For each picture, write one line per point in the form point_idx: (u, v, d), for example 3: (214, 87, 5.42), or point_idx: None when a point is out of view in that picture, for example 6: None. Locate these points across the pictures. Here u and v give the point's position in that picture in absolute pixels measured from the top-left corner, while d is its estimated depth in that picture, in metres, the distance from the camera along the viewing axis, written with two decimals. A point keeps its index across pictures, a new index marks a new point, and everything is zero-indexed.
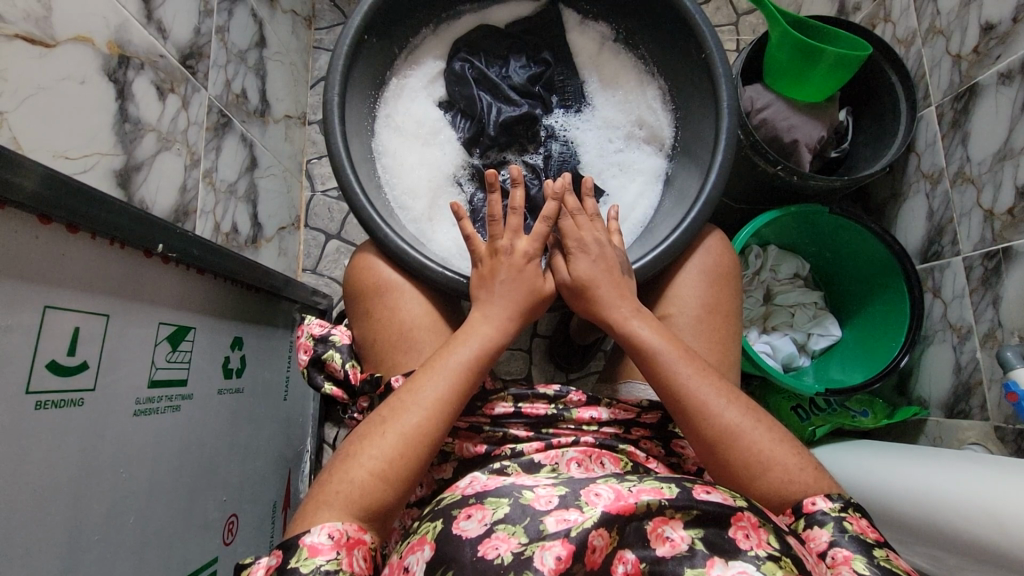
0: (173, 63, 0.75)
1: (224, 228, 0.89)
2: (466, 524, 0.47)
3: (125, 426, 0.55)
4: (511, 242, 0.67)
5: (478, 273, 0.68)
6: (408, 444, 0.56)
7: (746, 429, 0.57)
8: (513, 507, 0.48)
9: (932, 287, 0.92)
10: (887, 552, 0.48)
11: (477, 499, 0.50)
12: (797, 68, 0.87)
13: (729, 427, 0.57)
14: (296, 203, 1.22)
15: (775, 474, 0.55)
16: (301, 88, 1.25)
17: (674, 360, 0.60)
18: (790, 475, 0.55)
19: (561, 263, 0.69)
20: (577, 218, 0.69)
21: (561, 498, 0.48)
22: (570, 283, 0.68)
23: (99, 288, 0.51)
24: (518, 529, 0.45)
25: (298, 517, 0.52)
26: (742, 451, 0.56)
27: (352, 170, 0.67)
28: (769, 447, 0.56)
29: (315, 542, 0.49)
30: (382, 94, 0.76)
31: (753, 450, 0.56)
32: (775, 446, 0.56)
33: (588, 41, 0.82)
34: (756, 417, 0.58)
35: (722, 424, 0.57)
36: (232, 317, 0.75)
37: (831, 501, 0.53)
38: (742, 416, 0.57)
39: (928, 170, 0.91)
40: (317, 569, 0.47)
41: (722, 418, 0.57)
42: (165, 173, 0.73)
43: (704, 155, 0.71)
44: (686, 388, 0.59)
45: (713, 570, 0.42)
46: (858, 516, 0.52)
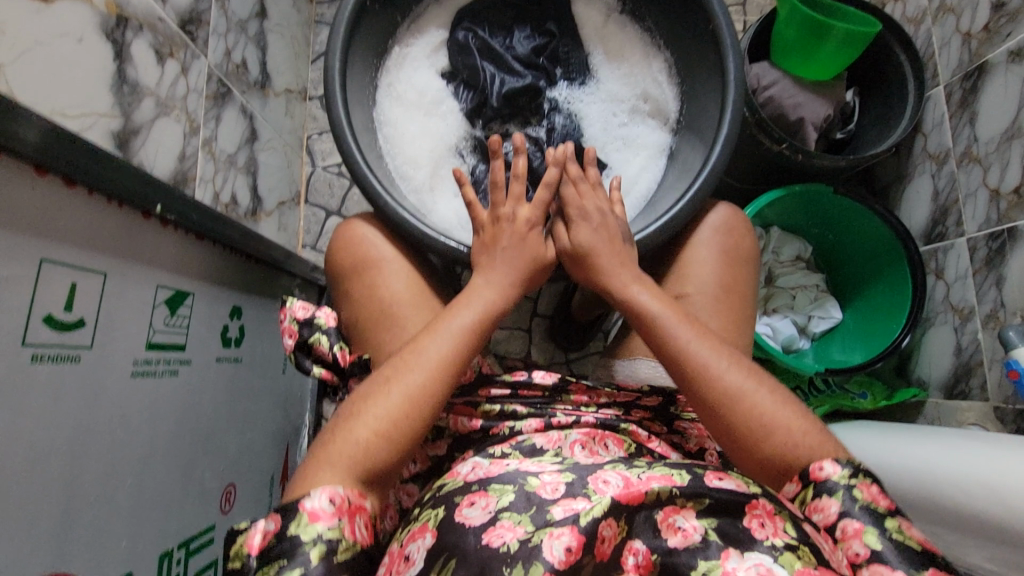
0: (172, 27, 0.74)
1: (223, 199, 0.88)
2: (469, 511, 0.48)
3: (122, 388, 0.54)
4: (512, 210, 0.67)
5: (479, 241, 0.67)
6: (410, 403, 0.55)
7: (747, 392, 0.56)
8: (517, 495, 0.49)
9: (935, 269, 0.92)
10: (901, 523, 0.47)
11: (480, 486, 0.51)
12: (806, 45, 0.87)
13: (733, 390, 0.56)
14: (297, 179, 1.21)
15: (778, 437, 0.54)
16: (302, 62, 1.24)
17: (673, 326, 0.61)
18: (794, 437, 0.53)
19: (561, 233, 0.69)
20: (578, 186, 0.69)
21: (567, 487, 0.49)
22: (571, 252, 0.68)
23: (98, 246, 0.50)
24: (523, 518, 0.46)
25: (297, 478, 0.52)
26: (743, 413, 0.55)
27: (353, 136, 0.67)
28: (770, 410, 0.55)
29: (315, 507, 0.48)
30: (385, 63, 0.76)
31: (755, 413, 0.55)
32: (778, 408, 0.55)
33: (593, 13, 0.81)
34: (757, 380, 0.57)
35: (721, 387, 0.56)
36: (231, 285, 0.75)
37: (841, 467, 0.50)
38: (743, 379, 0.57)
39: (934, 150, 0.90)
40: (317, 539, 0.46)
41: (721, 382, 0.57)
42: (164, 139, 0.73)
43: (708, 128, 0.71)
44: (685, 352, 0.59)
45: (728, 562, 0.42)
46: (870, 482, 0.49)
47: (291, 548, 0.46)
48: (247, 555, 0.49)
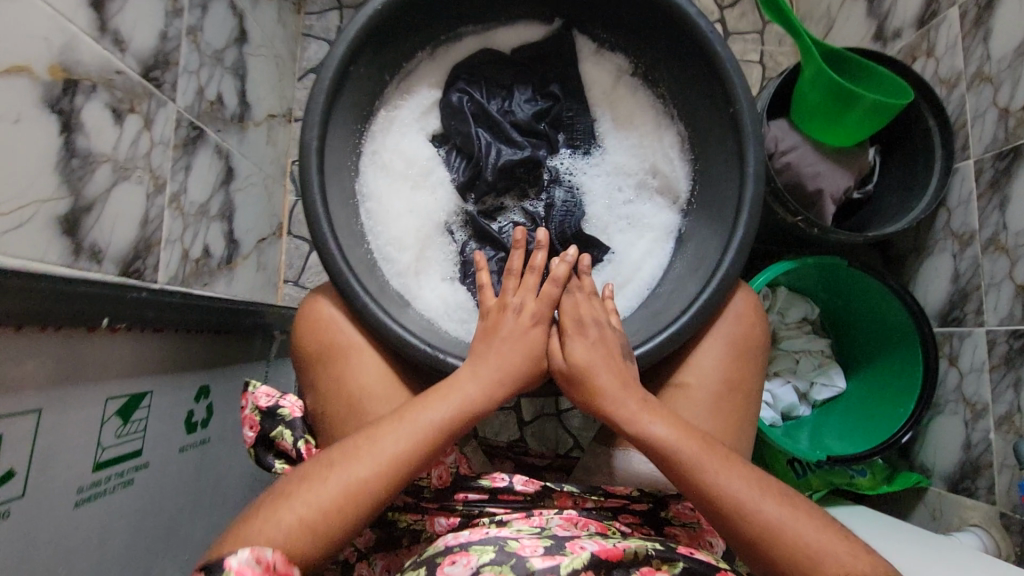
0: (134, 79, 0.67)
1: (193, 254, 0.81)
2: (450, 569, 0.48)
3: (66, 523, 0.49)
4: (521, 300, 0.63)
5: (482, 326, 0.62)
6: (351, 497, 0.50)
7: (785, 521, 0.50)
8: (497, 554, 0.49)
9: (949, 353, 0.87)
10: None
11: (462, 546, 0.51)
12: (826, 111, 0.80)
13: (749, 515, 0.50)
14: (279, 209, 1.14)
15: (828, 567, 0.48)
16: (287, 82, 1.15)
17: (686, 452, 0.54)
18: (845, 563, 0.48)
19: (557, 349, 0.63)
20: (576, 296, 0.64)
21: (546, 547, 0.51)
22: (569, 369, 0.61)
23: (26, 382, 0.44)
24: (504, 568, 0.48)
25: (224, 538, 0.48)
26: (786, 547, 0.49)
27: (330, 224, 0.60)
28: (812, 536, 0.49)
29: (243, 563, 0.44)
30: (370, 128, 0.69)
31: (797, 541, 0.49)
32: (819, 533, 0.49)
33: (602, 74, 0.73)
34: (789, 501, 0.51)
35: (760, 519, 0.50)
36: (198, 366, 0.69)
37: None
38: (776, 505, 0.51)
39: (958, 230, 0.84)
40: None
41: (755, 514, 0.50)
42: (123, 206, 0.66)
43: (720, 225, 0.65)
44: (704, 482, 0.52)
45: None
46: None
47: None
48: None
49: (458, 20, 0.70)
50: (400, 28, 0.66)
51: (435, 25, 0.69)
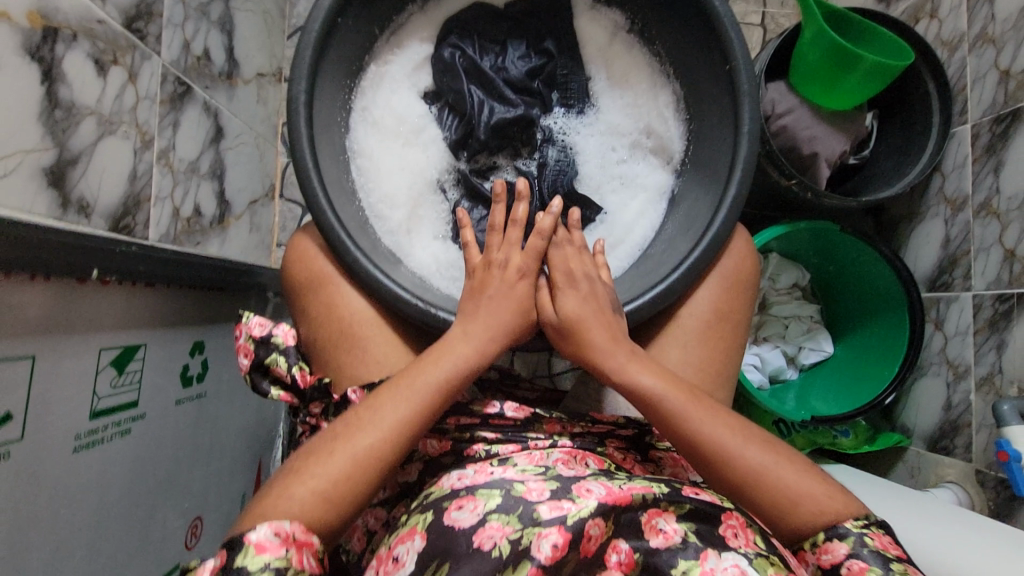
0: (117, 29, 0.65)
1: (184, 213, 0.81)
2: (457, 514, 0.48)
3: (65, 468, 0.50)
4: (505, 255, 0.62)
5: (468, 286, 0.62)
6: (357, 464, 0.51)
7: (770, 467, 0.54)
8: (504, 498, 0.49)
9: (935, 317, 0.88)
10: (906, 568, 0.48)
11: (466, 490, 0.51)
12: (827, 73, 0.79)
13: (734, 463, 0.54)
14: (271, 171, 1.13)
15: (807, 509, 0.52)
16: (277, 39, 1.12)
17: (681, 409, 0.56)
18: (821, 504, 0.53)
19: (547, 302, 0.64)
20: (565, 250, 0.64)
21: (551, 491, 0.49)
22: (560, 324, 0.63)
23: (20, 329, 0.45)
24: (511, 518, 0.47)
25: (244, 515, 0.49)
26: (771, 492, 0.53)
27: (321, 181, 0.60)
28: (793, 480, 0.53)
29: (263, 538, 0.45)
30: (360, 84, 0.68)
31: (781, 486, 0.53)
32: (800, 478, 0.53)
33: (598, 30, 0.72)
34: (773, 450, 0.55)
35: (747, 467, 0.53)
36: (191, 322, 0.70)
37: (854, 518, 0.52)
38: (762, 454, 0.54)
39: (951, 194, 0.85)
40: (266, 567, 0.44)
41: (744, 461, 0.54)
42: (111, 161, 0.65)
43: (712, 186, 0.65)
44: (698, 437, 0.55)
45: (706, 562, 0.45)
46: (880, 532, 0.51)
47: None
48: None
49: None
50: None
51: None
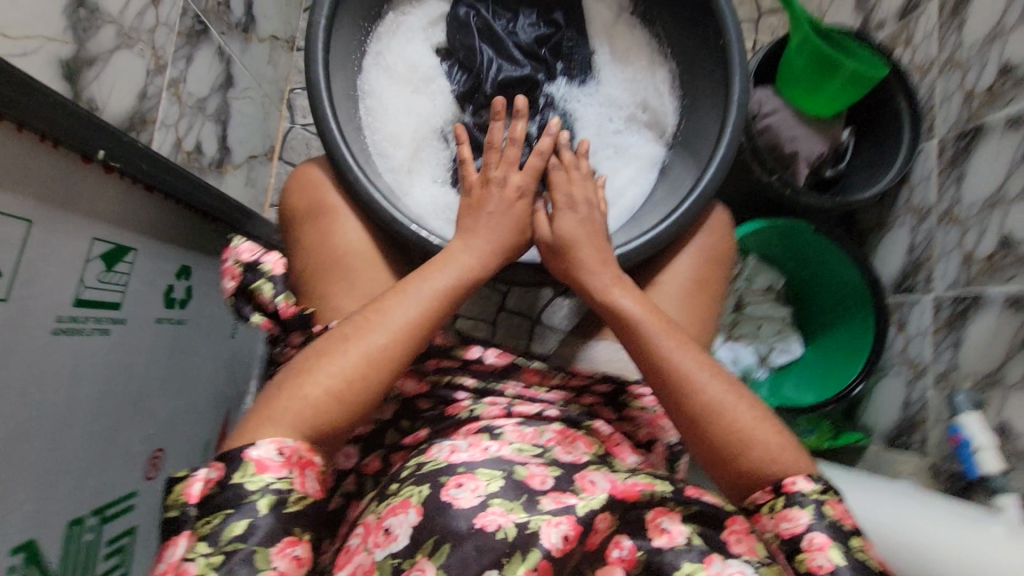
0: None
1: (186, 146, 0.82)
2: (456, 492, 0.48)
3: (40, 346, 0.49)
4: (504, 174, 0.66)
5: (466, 202, 0.65)
6: (370, 364, 0.53)
7: (728, 405, 0.55)
8: (507, 481, 0.49)
9: (898, 320, 0.93)
10: (861, 541, 0.50)
11: (466, 467, 0.50)
12: (811, 75, 0.86)
13: (698, 391, 0.56)
14: (273, 133, 1.14)
15: (754, 454, 0.54)
16: (292, 9, 1.16)
17: (658, 336, 0.58)
18: (771, 453, 0.54)
19: (544, 220, 0.67)
20: (570, 173, 0.68)
21: (555, 480, 0.50)
22: (553, 240, 0.66)
23: (25, 188, 0.45)
24: (514, 505, 0.47)
25: (254, 411, 0.52)
26: (721, 428, 0.55)
27: (331, 106, 0.62)
28: (748, 424, 0.55)
29: (263, 456, 0.48)
30: (376, 29, 0.71)
31: (734, 426, 0.55)
32: (755, 422, 0.55)
33: (604, 9, 0.77)
34: (737, 392, 0.56)
35: (703, 399, 0.56)
36: (183, 243, 0.70)
37: (811, 483, 0.52)
38: (723, 391, 0.56)
39: (917, 205, 0.91)
40: (265, 488, 0.47)
41: (702, 393, 0.56)
42: (123, 74, 0.66)
43: (700, 154, 0.69)
44: (665, 367, 0.57)
45: (711, 566, 0.46)
46: (838, 500, 0.52)
47: (235, 497, 0.47)
48: (185, 502, 0.48)
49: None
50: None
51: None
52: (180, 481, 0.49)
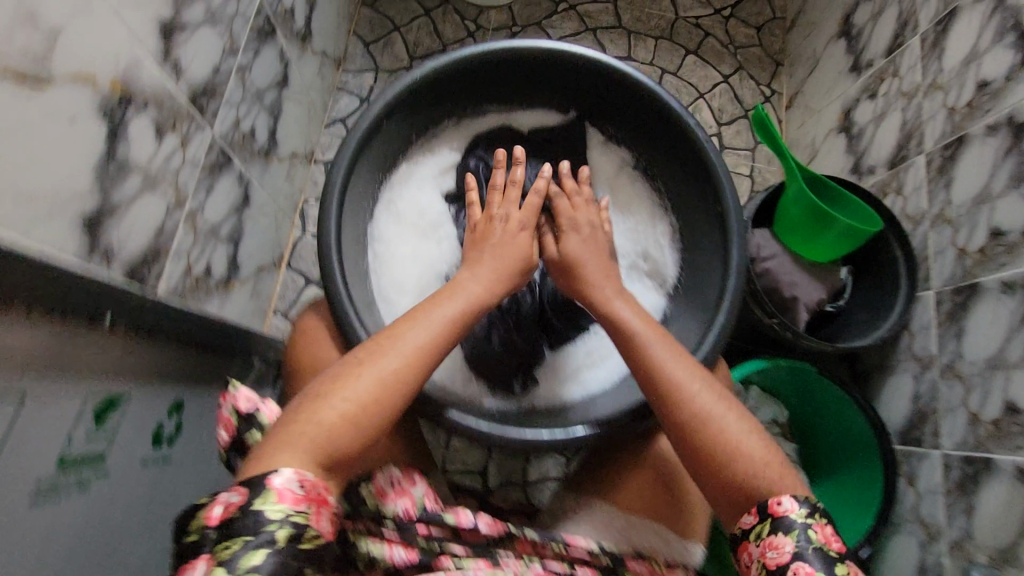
0: (180, 102, 0.72)
1: (195, 271, 0.84)
2: None
3: (21, 520, 0.47)
4: (505, 211, 0.72)
5: (473, 238, 0.72)
6: (381, 386, 0.55)
7: (716, 415, 0.59)
8: None
9: (907, 472, 0.90)
10: (847, 568, 0.50)
11: None
12: (807, 227, 0.89)
13: (693, 413, 0.59)
14: (283, 242, 1.17)
15: (740, 464, 0.56)
16: (313, 127, 1.23)
17: (654, 346, 0.64)
18: (755, 468, 0.56)
19: (550, 242, 0.74)
20: (573, 199, 0.75)
21: None
22: (561, 260, 0.73)
23: (22, 366, 0.47)
24: None
25: (267, 439, 0.51)
26: (712, 435, 0.57)
27: (339, 261, 0.65)
28: (735, 437, 0.57)
29: (287, 483, 0.47)
30: (388, 179, 0.75)
31: (722, 437, 0.57)
32: (742, 436, 0.57)
33: (608, 163, 0.81)
34: (729, 407, 0.60)
35: (693, 408, 0.59)
36: (176, 380, 0.70)
37: (800, 506, 0.53)
38: (714, 403, 0.59)
39: (919, 353, 0.90)
40: (284, 520, 0.45)
41: (693, 402, 0.59)
42: (143, 215, 0.69)
43: (700, 311, 0.71)
44: (662, 374, 0.62)
45: None
46: (825, 524, 0.52)
47: (254, 523, 0.44)
48: (204, 528, 0.46)
49: (481, 100, 0.78)
50: (434, 98, 0.74)
51: (462, 100, 0.77)
52: (200, 508, 0.47)
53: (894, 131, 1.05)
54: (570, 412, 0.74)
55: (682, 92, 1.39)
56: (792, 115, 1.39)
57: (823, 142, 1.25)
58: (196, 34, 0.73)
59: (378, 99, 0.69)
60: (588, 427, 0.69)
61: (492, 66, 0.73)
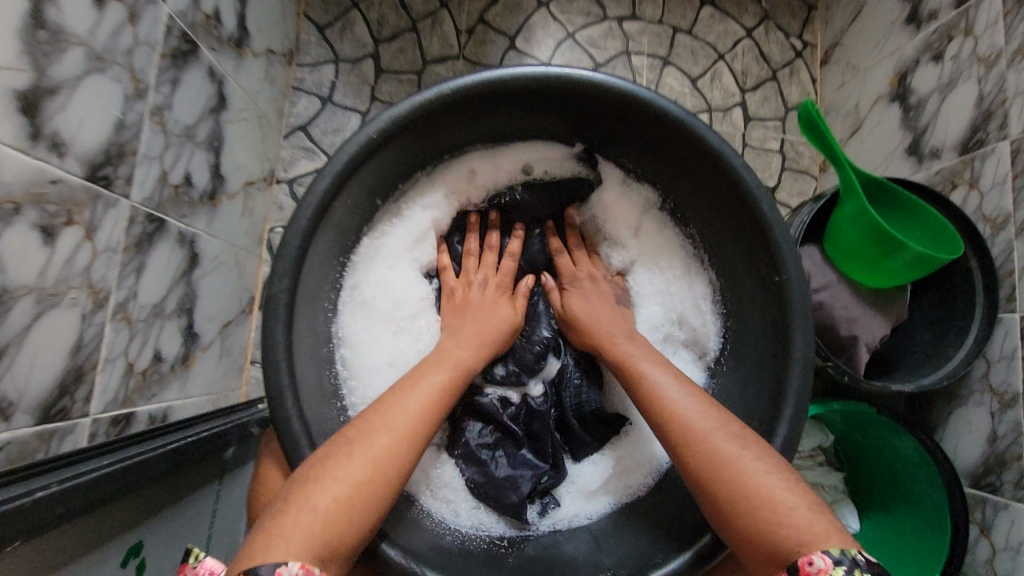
0: (75, 184, 0.56)
1: (139, 366, 0.70)
2: None
3: None
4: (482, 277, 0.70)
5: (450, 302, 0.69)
6: (376, 467, 0.49)
7: (735, 455, 0.51)
8: None
9: (980, 520, 0.79)
10: None
11: None
12: (868, 253, 0.73)
13: (720, 462, 0.51)
14: (252, 281, 1.01)
15: (765, 511, 0.47)
16: (271, 142, 1.02)
17: (665, 385, 0.59)
18: (784, 514, 0.46)
19: (556, 296, 0.73)
20: (575, 254, 0.73)
21: None
22: (564, 317, 0.71)
23: None
24: None
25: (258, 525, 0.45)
26: (732, 481, 0.50)
27: (292, 374, 0.57)
28: (760, 480, 0.49)
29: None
30: (352, 261, 0.67)
31: (742, 482, 0.49)
32: (768, 479, 0.49)
33: (631, 208, 0.73)
34: (755, 449, 0.52)
35: (716, 453, 0.52)
36: (128, 524, 0.59)
37: (830, 558, 0.43)
38: (735, 447, 0.52)
39: (998, 386, 0.77)
40: None
41: (714, 446, 0.52)
42: (49, 339, 0.55)
43: (761, 403, 0.61)
44: (678, 420, 0.56)
45: None
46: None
47: None
48: None
49: (467, 140, 0.69)
50: (417, 144, 0.65)
51: (450, 141, 0.68)
52: None
53: (967, 106, 0.85)
54: (598, 567, 0.60)
55: (696, 54, 1.11)
56: (828, 73, 1.13)
57: (870, 111, 1.03)
58: (79, 89, 0.56)
59: (327, 170, 0.59)
60: None
61: (481, 101, 0.63)
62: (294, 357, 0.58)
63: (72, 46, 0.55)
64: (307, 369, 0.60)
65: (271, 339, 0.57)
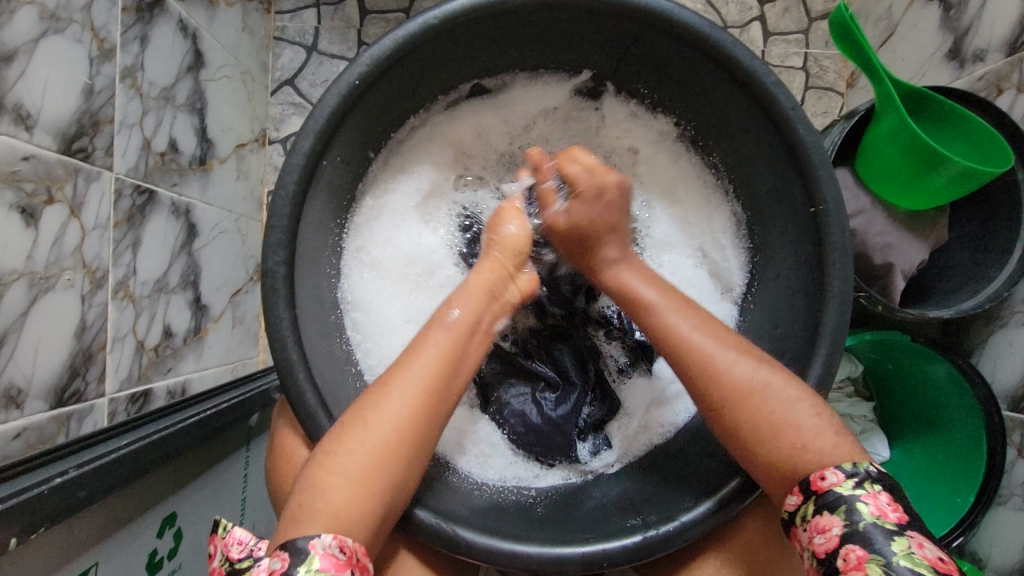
0: (52, 158, 0.53)
1: (151, 342, 0.69)
2: None
3: None
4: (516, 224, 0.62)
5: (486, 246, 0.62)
6: (385, 453, 0.49)
7: (798, 418, 0.49)
8: None
9: (1017, 443, 0.75)
10: (907, 542, 0.42)
11: None
12: (905, 172, 0.68)
13: (758, 406, 0.50)
14: (256, 248, 0.98)
15: (786, 439, 0.49)
16: (257, 100, 0.97)
17: (705, 342, 0.53)
18: (806, 440, 0.48)
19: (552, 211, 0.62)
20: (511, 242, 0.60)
21: None
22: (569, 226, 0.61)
23: None
24: None
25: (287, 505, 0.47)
26: (774, 439, 0.49)
27: (300, 344, 0.55)
28: (795, 420, 0.49)
29: (328, 549, 0.44)
30: (355, 222, 0.65)
31: (791, 442, 0.48)
32: (816, 428, 0.48)
33: (646, 136, 0.69)
34: (809, 402, 0.50)
35: (759, 412, 0.50)
36: (160, 497, 0.60)
37: (843, 473, 0.46)
38: (780, 394, 0.50)
39: None
40: None
41: (732, 375, 0.51)
42: (49, 323, 0.54)
43: (795, 340, 0.58)
44: (713, 369, 0.52)
45: None
46: (877, 492, 0.45)
47: None
48: None
49: (463, 76, 0.64)
50: (408, 83, 0.60)
51: (444, 78, 0.63)
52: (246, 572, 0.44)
53: None
54: (629, 510, 0.59)
55: None
56: None
57: (904, 14, 0.93)
58: (37, 54, 0.52)
59: (308, 129, 0.55)
60: (654, 530, 0.54)
61: (472, 29, 0.57)
62: (300, 328, 0.56)
63: (22, 6, 0.50)
64: (316, 340, 0.58)
65: (273, 314, 0.54)
